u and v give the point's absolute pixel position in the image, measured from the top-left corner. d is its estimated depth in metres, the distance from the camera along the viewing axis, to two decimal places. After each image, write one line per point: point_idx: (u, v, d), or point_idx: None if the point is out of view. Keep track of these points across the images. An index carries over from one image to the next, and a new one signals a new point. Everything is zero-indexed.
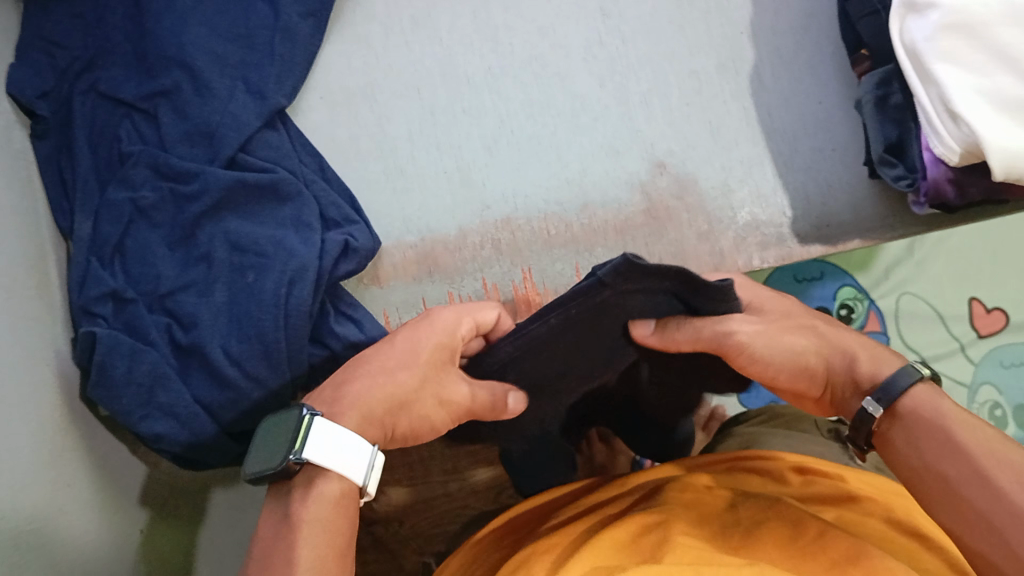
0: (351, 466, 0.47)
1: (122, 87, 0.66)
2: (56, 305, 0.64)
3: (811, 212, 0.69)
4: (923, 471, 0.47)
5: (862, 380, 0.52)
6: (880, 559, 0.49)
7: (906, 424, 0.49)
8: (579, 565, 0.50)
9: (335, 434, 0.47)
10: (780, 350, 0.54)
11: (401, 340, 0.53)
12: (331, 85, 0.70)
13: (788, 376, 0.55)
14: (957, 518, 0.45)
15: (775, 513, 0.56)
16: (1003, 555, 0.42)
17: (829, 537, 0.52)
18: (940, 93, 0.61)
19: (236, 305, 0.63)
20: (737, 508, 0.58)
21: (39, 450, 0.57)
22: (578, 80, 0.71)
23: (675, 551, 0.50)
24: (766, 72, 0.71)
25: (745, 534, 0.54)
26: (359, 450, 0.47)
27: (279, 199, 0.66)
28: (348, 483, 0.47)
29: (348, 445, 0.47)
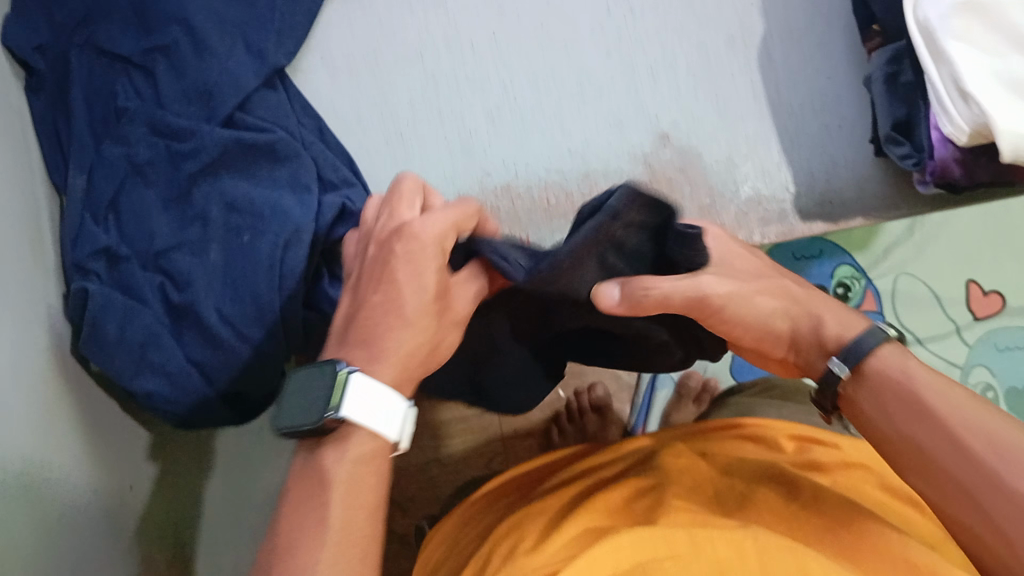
0: (383, 425, 0.47)
1: (119, 42, 0.65)
2: (48, 261, 0.63)
3: (814, 190, 0.68)
4: (897, 440, 0.47)
5: (828, 342, 0.52)
6: (875, 527, 0.49)
7: (873, 389, 0.49)
8: (571, 529, 0.50)
9: (369, 391, 0.46)
10: (757, 313, 0.54)
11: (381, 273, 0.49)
12: (332, 48, 0.69)
13: (755, 338, 0.55)
14: (936, 487, 0.45)
15: (770, 480, 0.56)
16: (981, 521, 0.42)
17: (824, 505, 0.52)
18: (952, 73, 0.60)
19: (232, 266, 0.62)
20: (731, 473, 0.58)
21: (29, 407, 0.56)
22: (583, 48, 0.69)
23: (670, 515, 0.51)
24: (774, 46, 0.70)
25: (740, 499, 0.54)
26: (391, 405, 0.47)
27: (276, 160, 0.65)
28: (379, 438, 0.47)
29: (384, 403, 0.46)
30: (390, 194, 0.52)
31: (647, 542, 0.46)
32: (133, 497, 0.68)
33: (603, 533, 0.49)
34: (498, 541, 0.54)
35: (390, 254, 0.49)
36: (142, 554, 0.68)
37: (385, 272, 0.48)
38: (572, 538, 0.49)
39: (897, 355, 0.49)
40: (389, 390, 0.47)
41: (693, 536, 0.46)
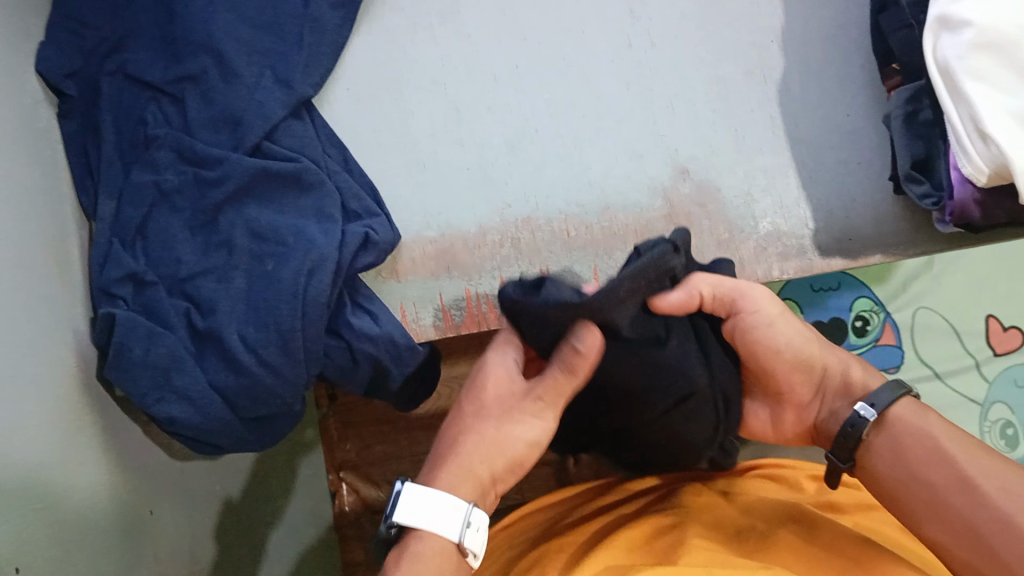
0: (444, 524, 0.51)
1: (148, 71, 0.67)
2: (76, 285, 0.64)
3: (833, 226, 0.69)
4: (911, 482, 0.52)
5: (853, 388, 0.57)
6: (894, 566, 0.49)
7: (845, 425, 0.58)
8: (591, 564, 0.51)
9: (432, 497, 0.52)
10: (793, 351, 0.57)
11: (483, 409, 0.56)
12: (357, 77, 0.70)
13: (790, 364, 0.58)
14: (945, 529, 0.50)
15: (791, 520, 0.56)
16: (986, 561, 0.48)
17: (844, 544, 0.52)
18: (971, 113, 0.60)
19: (255, 293, 0.63)
20: (752, 511, 0.58)
21: (55, 430, 0.57)
22: (604, 82, 0.70)
23: (690, 553, 0.51)
24: (793, 83, 0.71)
25: (760, 538, 0.54)
26: (454, 509, 0.52)
27: (301, 188, 0.66)
28: (445, 542, 0.51)
29: (440, 503, 0.52)
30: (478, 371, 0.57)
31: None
32: (153, 519, 0.69)
33: (624, 569, 0.50)
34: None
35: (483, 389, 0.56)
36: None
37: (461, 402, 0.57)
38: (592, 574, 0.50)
39: (914, 407, 0.54)
40: (454, 498, 0.52)
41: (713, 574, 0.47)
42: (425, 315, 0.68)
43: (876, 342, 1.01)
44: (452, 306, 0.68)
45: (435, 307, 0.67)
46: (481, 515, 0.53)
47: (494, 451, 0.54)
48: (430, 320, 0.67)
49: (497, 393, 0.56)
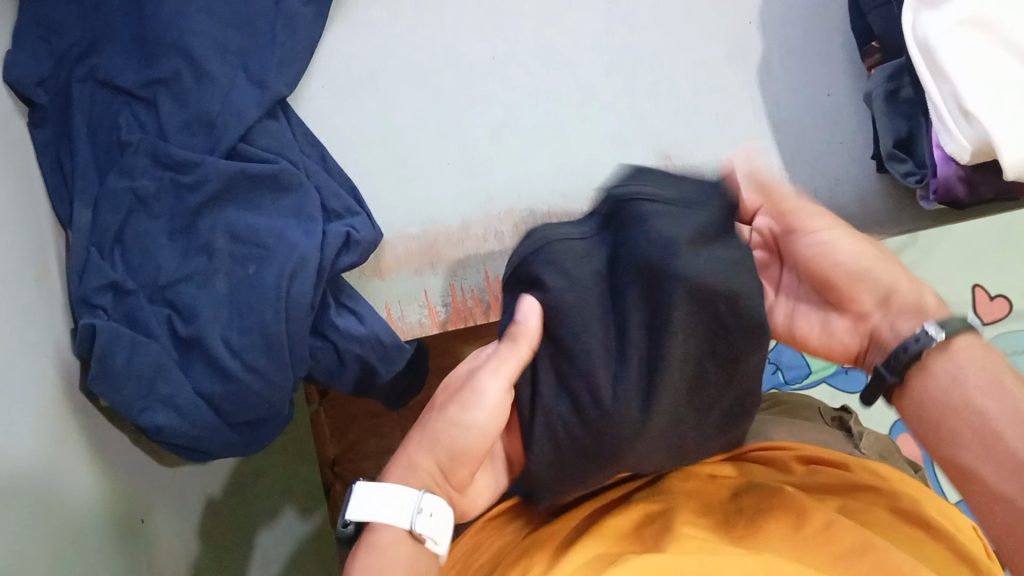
0: (393, 513, 0.54)
1: (121, 76, 0.65)
2: (56, 296, 0.63)
3: (819, 206, 0.68)
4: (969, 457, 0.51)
5: (922, 305, 0.56)
6: (884, 549, 0.49)
7: (953, 360, 0.53)
8: (582, 551, 0.51)
9: (387, 490, 0.55)
10: (852, 261, 0.57)
11: (439, 406, 0.57)
12: (333, 74, 0.69)
13: (849, 276, 0.57)
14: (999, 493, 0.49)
15: (777, 503, 0.56)
16: None
17: (837, 527, 0.52)
18: (951, 89, 0.60)
19: (238, 297, 0.63)
20: (740, 496, 0.59)
21: (41, 445, 0.56)
22: (582, 68, 0.70)
23: (679, 540, 0.51)
24: (774, 63, 0.70)
25: (748, 523, 0.54)
26: (405, 498, 0.54)
27: (281, 190, 0.65)
28: (399, 530, 0.54)
29: (386, 497, 0.54)
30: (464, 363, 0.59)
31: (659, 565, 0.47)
32: (145, 527, 0.68)
33: (613, 559, 0.50)
34: (507, 566, 0.55)
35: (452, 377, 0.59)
36: None
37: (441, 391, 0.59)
38: (581, 564, 0.50)
39: (976, 347, 0.53)
40: (403, 487, 0.55)
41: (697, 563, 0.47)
42: (411, 312, 0.67)
43: None
44: (436, 302, 0.67)
45: (420, 304, 0.67)
46: (437, 501, 0.55)
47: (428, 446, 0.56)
48: (415, 317, 0.67)
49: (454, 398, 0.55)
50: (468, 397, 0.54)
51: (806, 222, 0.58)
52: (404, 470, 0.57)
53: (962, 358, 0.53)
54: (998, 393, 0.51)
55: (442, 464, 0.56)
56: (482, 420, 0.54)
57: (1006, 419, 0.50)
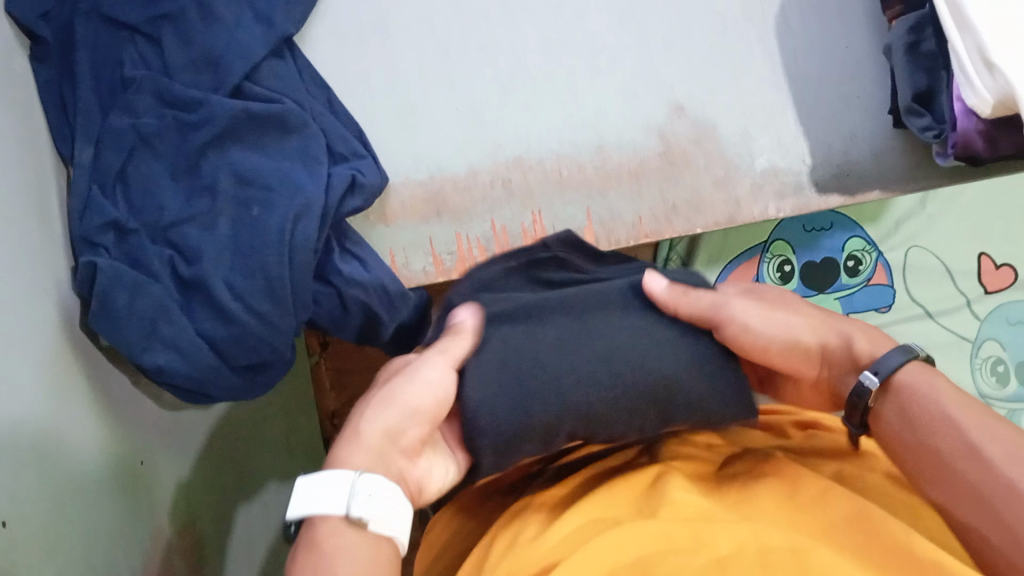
0: (333, 499, 0.45)
1: (124, 10, 0.63)
2: (56, 233, 0.62)
3: (831, 160, 0.68)
4: (925, 454, 0.49)
5: (861, 356, 0.54)
6: (881, 518, 0.49)
7: (899, 400, 0.51)
8: (573, 520, 0.52)
9: (321, 477, 0.46)
10: (767, 322, 0.55)
11: (378, 387, 0.53)
12: (341, 15, 0.67)
13: (785, 352, 0.55)
14: (953, 494, 0.47)
15: (773, 464, 0.57)
16: (1006, 537, 0.44)
17: (832, 493, 0.52)
18: (975, 40, 0.57)
19: (241, 239, 0.62)
20: (735, 463, 0.59)
21: (40, 383, 0.56)
22: (596, 17, 0.68)
23: (676, 504, 0.52)
24: (792, 16, 0.68)
25: (744, 486, 0.55)
26: (342, 482, 0.46)
27: (285, 131, 0.64)
28: (336, 519, 0.45)
29: (325, 485, 0.46)
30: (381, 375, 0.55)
31: (651, 536, 0.49)
32: (145, 470, 0.68)
33: (608, 523, 0.52)
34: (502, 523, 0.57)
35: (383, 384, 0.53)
36: (152, 528, 0.67)
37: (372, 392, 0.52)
38: (573, 529, 0.52)
39: (922, 370, 0.52)
40: (339, 469, 0.46)
41: (694, 533, 0.49)
42: (416, 260, 0.67)
43: (868, 282, 1.03)
44: (442, 251, 0.66)
45: (425, 253, 0.66)
46: (377, 481, 0.46)
47: (378, 403, 0.51)
48: (420, 266, 0.67)
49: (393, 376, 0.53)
50: (406, 379, 0.51)
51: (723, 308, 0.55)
52: (348, 438, 0.49)
53: (910, 395, 0.51)
54: (949, 426, 0.48)
55: (396, 441, 0.49)
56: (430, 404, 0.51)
57: (955, 449, 0.47)
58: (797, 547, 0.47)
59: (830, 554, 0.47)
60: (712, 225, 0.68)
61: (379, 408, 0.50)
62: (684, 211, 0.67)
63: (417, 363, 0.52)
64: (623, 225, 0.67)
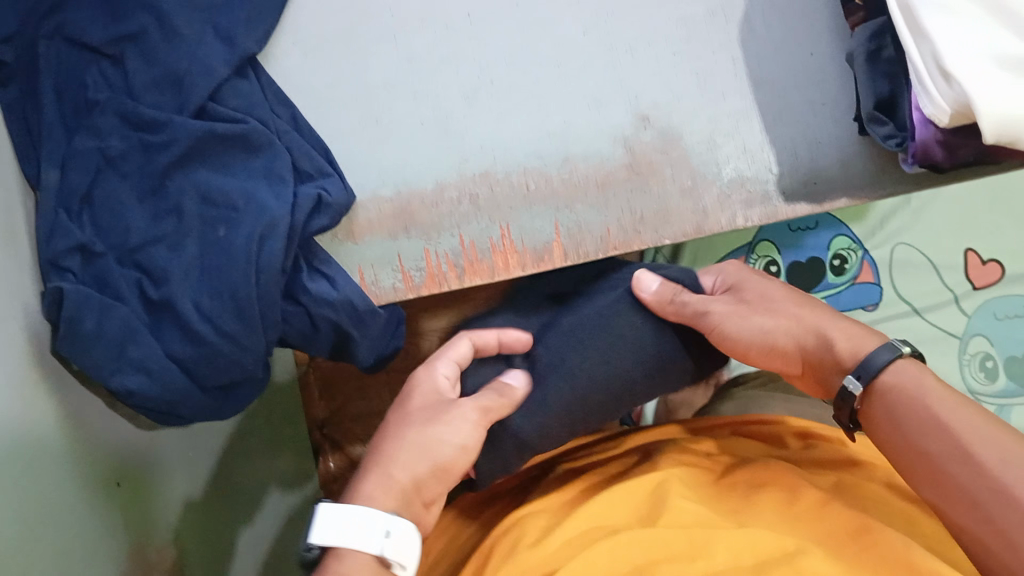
0: (362, 536, 0.51)
1: (88, 32, 0.63)
2: (24, 256, 0.62)
3: (798, 169, 0.68)
4: (912, 452, 0.52)
5: (843, 359, 0.58)
6: (879, 530, 0.50)
7: (886, 401, 0.55)
8: (569, 526, 0.53)
9: (348, 513, 0.51)
10: (750, 329, 0.61)
11: (411, 405, 0.58)
12: (305, 30, 0.67)
13: (764, 354, 0.62)
14: (942, 494, 0.50)
15: (771, 473, 0.57)
16: (988, 531, 0.48)
17: (831, 508, 0.52)
18: (931, 50, 0.57)
19: (208, 263, 0.62)
20: (733, 470, 0.59)
21: (11, 406, 0.55)
22: (561, 27, 0.67)
23: (677, 514, 0.52)
24: (757, 21, 0.68)
25: (744, 496, 0.55)
26: (372, 523, 0.51)
27: (249, 149, 0.64)
28: (366, 556, 0.51)
29: (356, 519, 0.51)
30: (408, 390, 0.60)
31: (648, 542, 0.49)
32: (120, 493, 0.68)
33: (600, 534, 0.52)
34: (496, 534, 0.56)
35: (414, 405, 0.58)
36: (129, 549, 0.67)
37: (405, 412, 0.58)
38: (566, 540, 0.52)
39: (913, 370, 0.54)
40: (371, 508, 0.52)
41: (693, 540, 0.49)
42: (384, 276, 0.66)
43: (854, 280, 1.04)
44: (411, 267, 0.66)
45: (394, 268, 0.66)
46: (403, 523, 0.52)
47: (408, 444, 0.55)
48: (389, 282, 0.66)
49: (422, 407, 0.58)
50: (451, 417, 0.57)
51: (705, 316, 0.63)
52: (377, 456, 0.55)
53: (898, 396, 0.54)
54: (940, 432, 0.51)
55: (423, 475, 0.55)
56: (456, 440, 0.56)
57: (948, 453, 0.50)
58: (791, 551, 0.47)
59: (820, 557, 0.47)
60: (681, 235, 0.67)
61: (409, 454, 0.55)
62: (651, 221, 0.67)
63: (459, 409, 0.58)
64: (592, 237, 0.67)
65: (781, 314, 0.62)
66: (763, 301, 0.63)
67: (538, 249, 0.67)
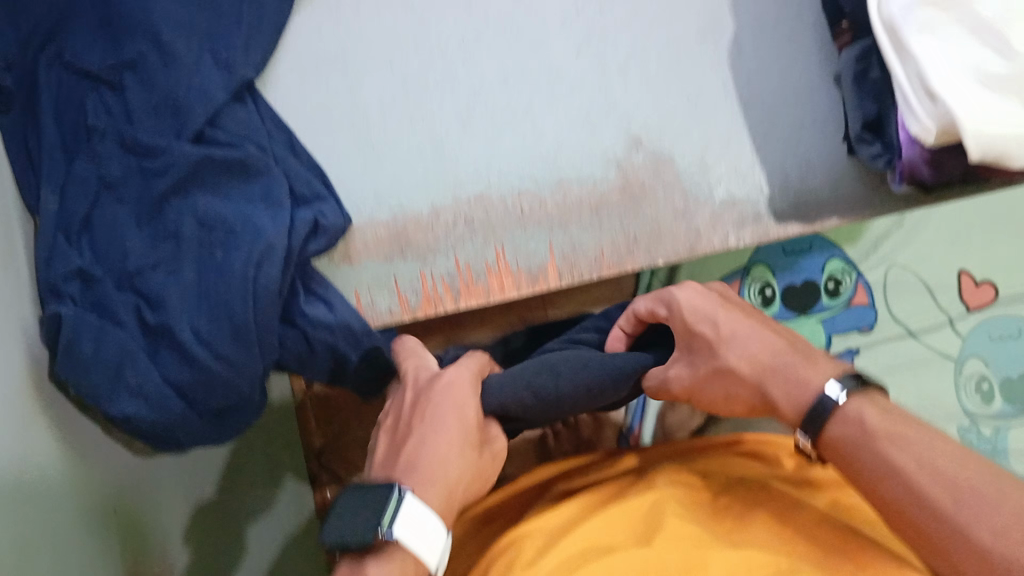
0: (428, 549, 0.51)
1: (85, 58, 0.64)
2: (23, 281, 0.62)
3: (788, 189, 0.68)
4: (870, 492, 0.50)
5: (788, 412, 0.55)
6: (870, 552, 0.50)
7: (839, 448, 0.53)
8: (563, 550, 0.53)
9: (423, 516, 0.51)
10: (715, 390, 0.59)
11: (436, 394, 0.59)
12: (303, 54, 0.68)
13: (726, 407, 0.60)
14: (912, 528, 0.48)
15: (766, 497, 0.57)
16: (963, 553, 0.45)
17: (820, 529, 0.53)
18: (915, 70, 0.58)
19: (206, 283, 0.62)
20: (728, 489, 0.59)
21: (10, 431, 0.56)
22: (554, 50, 0.69)
23: (671, 535, 0.52)
24: (746, 43, 0.69)
25: (737, 514, 0.55)
26: (440, 540, 0.52)
27: (247, 175, 0.64)
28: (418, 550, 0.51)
29: (431, 530, 0.51)
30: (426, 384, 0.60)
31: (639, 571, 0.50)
32: (117, 519, 0.68)
33: (593, 557, 0.52)
34: (492, 555, 0.56)
35: (470, 417, 0.57)
36: None
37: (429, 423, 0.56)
38: (561, 563, 0.52)
39: (867, 403, 0.52)
40: (442, 526, 0.52)
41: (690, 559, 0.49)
42: (381, 299, 0.67)
43: (848, 303, 1.02)
44: (407, 288, 0.67)
45: (390, 292, 0.67)
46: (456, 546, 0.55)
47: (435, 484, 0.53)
48: (385, 304, 0.67)
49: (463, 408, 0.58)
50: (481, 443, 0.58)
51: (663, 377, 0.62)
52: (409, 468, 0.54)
53: (844, 446, 0.52)
54: (894, 467, 0.49)
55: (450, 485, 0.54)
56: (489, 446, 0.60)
57: (909, 484, 0.48)
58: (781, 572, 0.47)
59: None
60: (674, 255, 0.68)
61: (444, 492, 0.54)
62: (645, 241, 0.68)
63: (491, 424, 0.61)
64: (585, 257, 0.68)
65: (737, 378, 0.58)
66: (693, 313, 0.60)
67: (532, 269, 0.67)
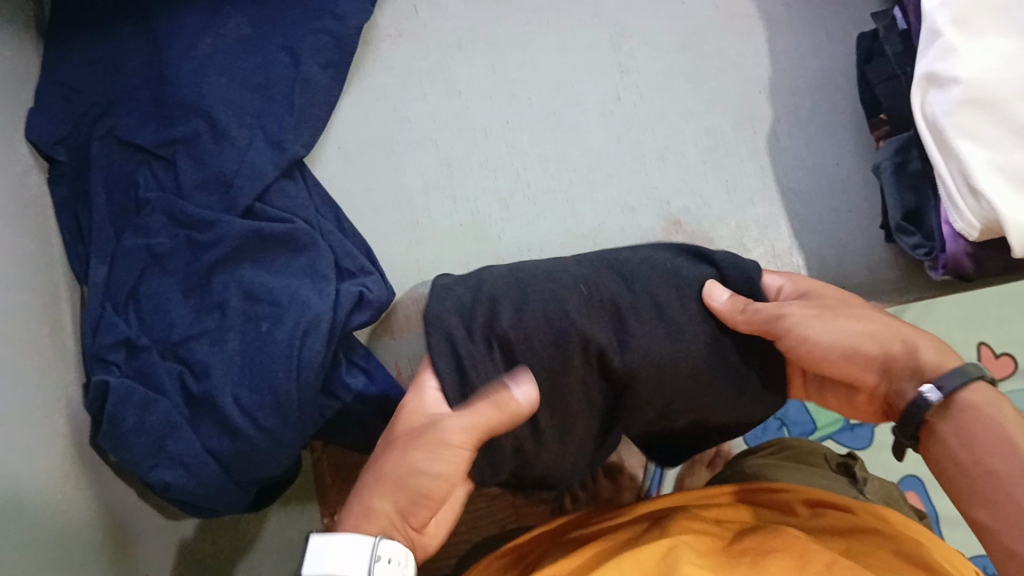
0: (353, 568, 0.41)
1: (139, 134, 0.66)
2: (68, 350, 0.63)
3: (826, 271, 0.68)
4: (976, 472, 0.46)
5: (924, 368, 0.50)
6: None
7: (960, 417, 0.48)
8: None
9: (333, 541, 0.41)
10: (833, 333, 0.52)
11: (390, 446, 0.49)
12: (348, 135, 0.70)
13: (842, 362, 0.53)
14: (1000, 517, 0.45)
15: (782, 542, 0.48)
16: None
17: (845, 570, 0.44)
18: (959, 167, 0.60)
19: (249, 354, 0.63)
20: (741, 540, 0.50)
21: (51, 496, 0.56)
22: (593, 135, 0.71)
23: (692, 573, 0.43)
24: (781, 133, 0.72)
25: (750, 565, 0.46)
26: (360, 545, 0.42)
27: (294, 249, 0.66)
28: None
29: (345, 547, 0.41)
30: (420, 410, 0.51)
31: None
32: None
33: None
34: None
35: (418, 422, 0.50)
36: None
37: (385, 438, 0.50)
38: None
39: (988, 393, 0.48)
40: (355, 533, 0.42)
41: None
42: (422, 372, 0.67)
43: None
44: None
45: None
46: (393, 546, 0.43)
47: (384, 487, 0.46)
48: None
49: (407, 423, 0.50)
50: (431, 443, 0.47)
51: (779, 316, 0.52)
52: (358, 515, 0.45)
53: (973, 416, 0.47)
54: (1007, 448, 0.45)
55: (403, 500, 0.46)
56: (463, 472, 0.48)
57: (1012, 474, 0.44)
58: None
59: None
60: None
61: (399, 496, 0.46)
62: None
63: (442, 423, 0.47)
64: None
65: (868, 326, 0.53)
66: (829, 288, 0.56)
67: None
